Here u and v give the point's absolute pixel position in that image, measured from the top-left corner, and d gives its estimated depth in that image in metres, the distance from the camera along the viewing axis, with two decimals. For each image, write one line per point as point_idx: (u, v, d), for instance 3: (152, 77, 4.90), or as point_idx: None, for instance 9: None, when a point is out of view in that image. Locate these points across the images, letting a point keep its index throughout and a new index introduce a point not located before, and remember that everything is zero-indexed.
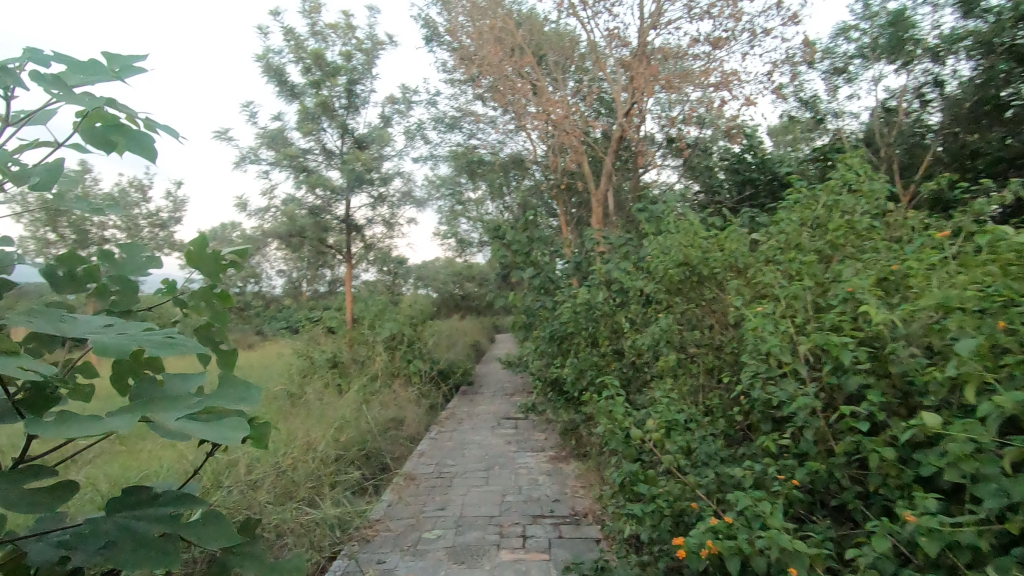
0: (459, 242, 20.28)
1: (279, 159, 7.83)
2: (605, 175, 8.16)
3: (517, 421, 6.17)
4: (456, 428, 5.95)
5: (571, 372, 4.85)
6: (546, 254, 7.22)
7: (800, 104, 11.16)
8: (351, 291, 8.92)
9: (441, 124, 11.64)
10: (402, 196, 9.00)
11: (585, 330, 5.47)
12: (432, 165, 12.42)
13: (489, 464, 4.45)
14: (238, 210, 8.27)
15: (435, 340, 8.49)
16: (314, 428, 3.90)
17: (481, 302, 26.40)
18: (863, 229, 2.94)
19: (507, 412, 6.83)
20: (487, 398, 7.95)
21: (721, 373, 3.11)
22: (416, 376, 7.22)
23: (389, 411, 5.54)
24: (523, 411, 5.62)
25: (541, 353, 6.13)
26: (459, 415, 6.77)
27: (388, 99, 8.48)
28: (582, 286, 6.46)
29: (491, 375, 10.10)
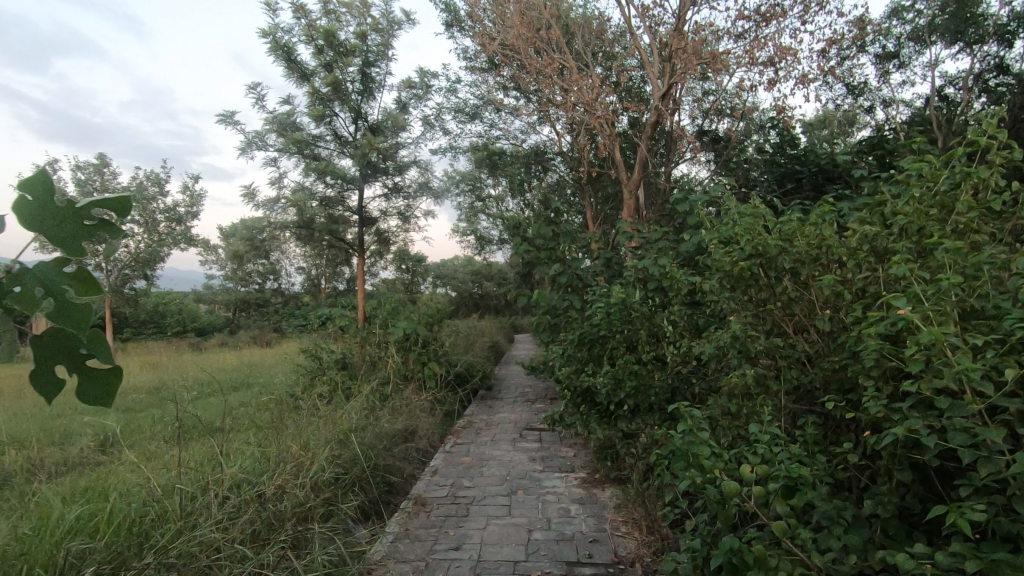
0: (479, 239, 19.75)
1: (289, 146, 7.37)
2: (638, 164, 7.52)
3: (541, 432, 5.57)
4: (474, 439, 5.37)
5: (606, 383, 4.24)
6: (574, 249, 6.60)
7: (847, 92, 10.33)
8: (363, 288, 8.40)
9: (461, 114, 11.10)
10: (418, 186, 8.45)
11: (620, 333, 4.87)
12: (452, 158, 11.90)
13: (511, 487, 3.87)
14: (245, 199, 7.83)
15: (452, 341, 7.94)
16: (310, 443, 3.37)
17: (500, 301, 25.81)
18: (1000, 211, 2.30)
19: (530, 421, 6.24)
20: (507, 405, 7.37)
21: (810, 390, 2.49)
22: (431, 380, 6.69)
23: (400, 422, 4.99)
24: (548, 423, 5.02)
25: (569, 358, 5.53)
26: (478, 423, 6.20)
27: (404, 83, 7.95)
28: (614, 284, 5.86)
29: (511, 379, 9.49)
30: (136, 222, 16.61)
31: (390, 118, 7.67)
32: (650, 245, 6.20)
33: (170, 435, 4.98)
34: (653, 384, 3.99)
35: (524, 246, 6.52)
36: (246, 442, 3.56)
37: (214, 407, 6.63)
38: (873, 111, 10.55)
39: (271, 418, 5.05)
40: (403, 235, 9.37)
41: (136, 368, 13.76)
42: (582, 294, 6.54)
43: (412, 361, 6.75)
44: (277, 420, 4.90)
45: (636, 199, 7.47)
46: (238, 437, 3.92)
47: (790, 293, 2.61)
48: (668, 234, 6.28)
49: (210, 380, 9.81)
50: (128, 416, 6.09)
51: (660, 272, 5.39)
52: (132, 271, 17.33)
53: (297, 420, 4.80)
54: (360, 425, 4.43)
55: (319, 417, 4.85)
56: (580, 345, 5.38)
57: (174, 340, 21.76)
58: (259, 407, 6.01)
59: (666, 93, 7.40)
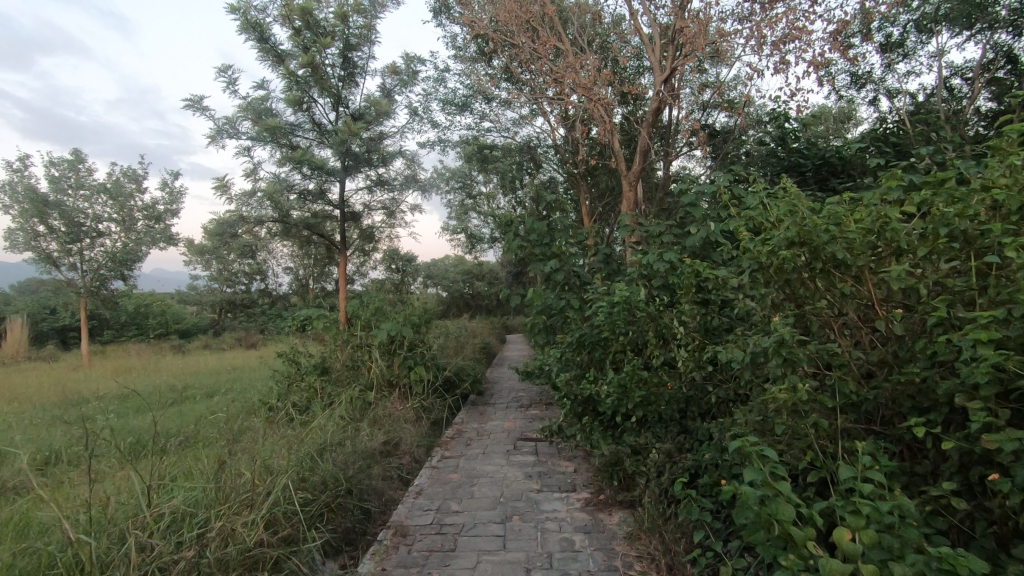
0: (469, 237, 19.28)
1: (263, 135, 6.86)
2: (637, 155, 7.07)
3: (536, 443, 5.12)
4: (463, 452, 4.90)
5: (610, 392, 3.79)
6: (571, 245, 6.13)
7: (850, 83, 9.98)
8: (345, 287, 7.90)
9: (450, 105, 10.62)
10: (404, 179, 7.96)
11: (623, 336, 4.42)
12: (441, 151, 11.41)
13: (505, 512, 3.42)
14: (217, 192, 7.31)
15: (440, 344, 7.46)
16: (267, 468, 2.91)
17: (491, 302, 25.31)
18: None
19: (524, 430, 5.79)
20: (499, 412, 6.90)
21: (875, 407, 2.05)
22: (417, 386, 6.22)
23: (380, 436, 4.51)
24: (545, 435, 4.57)
25: (566, 362, 5.08)
26: (467, 433, 5.74)
27: (388, 69, 7.46)
28: (613, 281, 5.42)
29: (503, 383, 9.02)
30: (113, 219, 16.02)
31: (372, 103, 7.17)
32: (653, 240, 5.76)
33: (125, 453, 4.48)
34: (665, 393, 3.54)
35: (517, 242, 6.07)
36: (198, 465, 3.10)
37: (182, 417, 6.13)
38: (875, 103, 10.21)
39: (237, 431, 4.57)
40: (388, 232, 8.90)
41: (111, 371, 13.20)
42: (580, 293, 6.09)
43: (397, 366, 6.27)
44: (243, 435, 4.41)
45: (636, 192, 7.04)
46: (193, 458, 3.45)
47: (844, 287, 2.17)
48: (671, 228, 5.85)
49: (185, 385, 9.29)
50: (85, 429, 5.58)
51: (666, 268, 4.96)
52: (109, 270, 16.74)
53: (265, 435, 4.33)
54: (334, 441, 3.97)
55: (291, 432, 4.37)
56: (578, 348, 4.93)
57: (155, 343, 21.15)
58: (229, 419, 5.52)
59: (668, 79, 6.96)
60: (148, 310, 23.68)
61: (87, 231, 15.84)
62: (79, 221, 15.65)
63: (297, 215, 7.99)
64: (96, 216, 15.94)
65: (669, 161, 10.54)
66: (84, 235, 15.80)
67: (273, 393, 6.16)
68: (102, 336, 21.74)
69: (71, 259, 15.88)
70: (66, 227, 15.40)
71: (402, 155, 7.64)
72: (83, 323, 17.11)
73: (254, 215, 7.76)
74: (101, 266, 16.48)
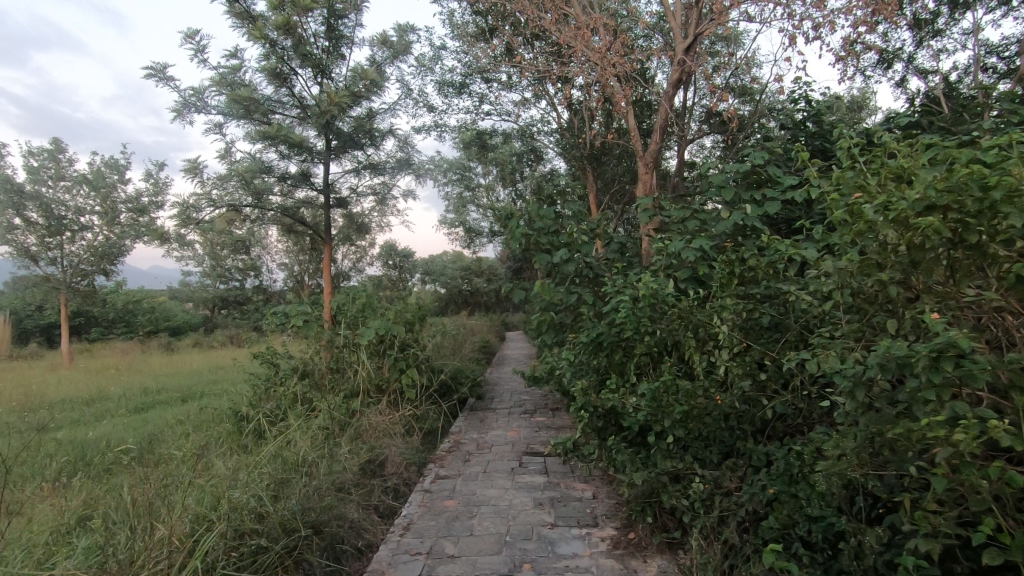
0: (468, 232, 18.64)
1: (236, 110, 6.14)
2: (656, 132, 6.34)
3: (546, 458, 4.45)
4: (461, 470, 4.23)
5: (642, 404, 3.12)
6: (582, 232, 5.44)
7: (876, 62, 9.26)
8: (332, 281, 7.20)
9: (447, 87, 9.90)
10: (398, 163, 7.27)
11: (651, 335, 3.74)
12: (438, 136, 10.68)
13: (512, 555, 2.76)
14: (188, 175, 6.63)
15: (436, 344, 6.79)
16: (201, 515, 2.34)
17: (491, 298, 24.57)
18: None
19: (530, 441, 5.12)
20: (501, 419, 6.22)
21: None
22: (409, 392, 5.54)
23: (361, 456, 3.84)
24: (558, 452, 3.90)
25: (581, 364, 4.41)
26: (466, 445, 5.06)
27: (378, 39, 6.76)
28: (632, 273, 4.73)
29: (505, 386, 8.34)
30: (96, 212, 15.24)
31: (358, 74, 6.43)
32: (678, 225, 5.06)
33: (64, 478, 3.81)
34: (713, 407, 2.89)
35: (522, 229, 5.29)
36: (125, 500, 2.51)
37: (145, 428, 5.45)
38: (905, 83, 9.51)
39: (197, 455, 3.90)
40: (381, 220, 8.26)
41: (92, 372, 12.47)
42: (593, 287, 5.40)
43: (386, 369, 5.58)
44: (203, 461, 3.74)
45: (654, 173, 6.32)
46: (128, 486, 2.84)
47: (1017, 272, 1.53)
48: (697, 213, 5.15)
49: (163, 388, 8.61)
50: (32, 443, 4.90)
51: (697, 257, 4.26)
52: (91, 266, 15.98)
53: (224, 461, 3.66)
54: (302, 469, 3.34)
55: (256, 455, 3.70)
56: (594, 350, 4.26)
57: (142, 340, 20.43)
58: (196, 434, 4.85)
59: (690, 46, 6.23)
60: (138, 307, 22.96)
61: (69, 225, 15.09)
62: (59, 213, 14.88)
63: (277, 200, 7.35)
64: (78, 208, 15.18)
65: (682, 146, 9.86)
66: (65, 228, 15.05)
67: (249, 401, 5.49)
68: (89, 334, 20.99)
69: (51, 254, 15.14)
70: (45, 219, 14.64)
71: (395, 135, 6.95)
72: (64, 321, 16.38)
73: (232, 201, 7.09)
74: (82, 260, 15.70)
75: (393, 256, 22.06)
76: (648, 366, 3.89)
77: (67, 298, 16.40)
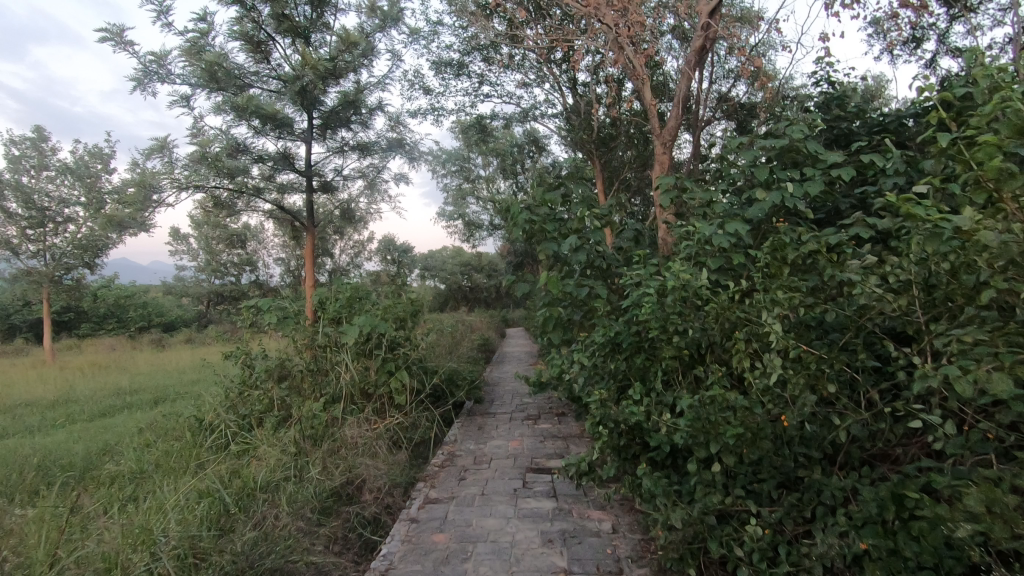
0: (467, 225, 18.01)
1: (204, 78, 5.74)
2: (676, 106, 5.67)
3: (554, 477, 3.83)
4: (455, 492, 3.63)
5: (680, 423, 2.51)
6: (594, 218, 4.82)
7: (905, 40, 8.61)
8: (316, 274, 6.57)
9: (445, 67, 9.28)
10: (388, 144, 6.65)
11: (681, 335, 3.13)
12: (435, 120, 10.04)
13: None
14: (157, 156, 6.09)
15: (430, 343, 6.17)
16: None
17: (491, 294, 23.95)
18: None
19: (534, 455, 4.50)
20: (501, 426, 5.61)
21: None
22: (398, 398, 4.92)
23: (335, 479, 3.27)
24: (570, 474, 3.28)
25: (595, 369, 3.80)
26: (462, 459, 4.46)
27: (367, 7, 6.16)
28: (654, 263, 4.11)
29: (505, 389, 7.70)
30: (80, 203, 14.55)
31: (341, 40, 5.86)
32: (703, 210, 4.42)
33: None
34: (773, 429, 2.29)
35: (525, 215, 4.67)
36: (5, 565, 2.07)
37: (102, 439, 4.85)
38: (935, 64, 8.85)
39: (142, 485, 3.34)
40: (371, 207, 7.69)
41: (73, 370, 11.82)
42: (605, 279, 4.78)
43: (372, 372, 4.97)
44: (145, 496, 3.16)
45: (671, 153, 5.65)
46: (29, 540, 2.34)
47: None
48: (724, 197, 4.51)
49: (136, 390, 7.97)
50: None
51: (731, 243, 3.64)
52: (75, 259, 15.07)
53: (169, 493, 3.09)
54: (257, 506, 2.84)
55: (210, 482, 3.15)
56: (611, 352, 3.64)
57: (130, 337, 19.78)
58: (154, 448, 4.25)
59: (716, 10, 5.56)
60: (129, 302, 22.29)
61: (52, 216, 14.44)
62: (42, 204, 14.22)
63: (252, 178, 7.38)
64: (62, 199, 14.49)
65: (696, 130, 9.22)
66: (48, 220, 14.37)
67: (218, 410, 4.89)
68: (77, 330, 20.35)
69: (33, 247, 14.46)
70: (26, 211, 14.00)
71: (386, 112, 6.33)
72: (47, 316, 15.76)
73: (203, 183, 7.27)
74: (67, 254, 15.00)
75: (391, 251, 21.42)
76: (676, 372, 3.28)
77: (51, 293, 15.74)
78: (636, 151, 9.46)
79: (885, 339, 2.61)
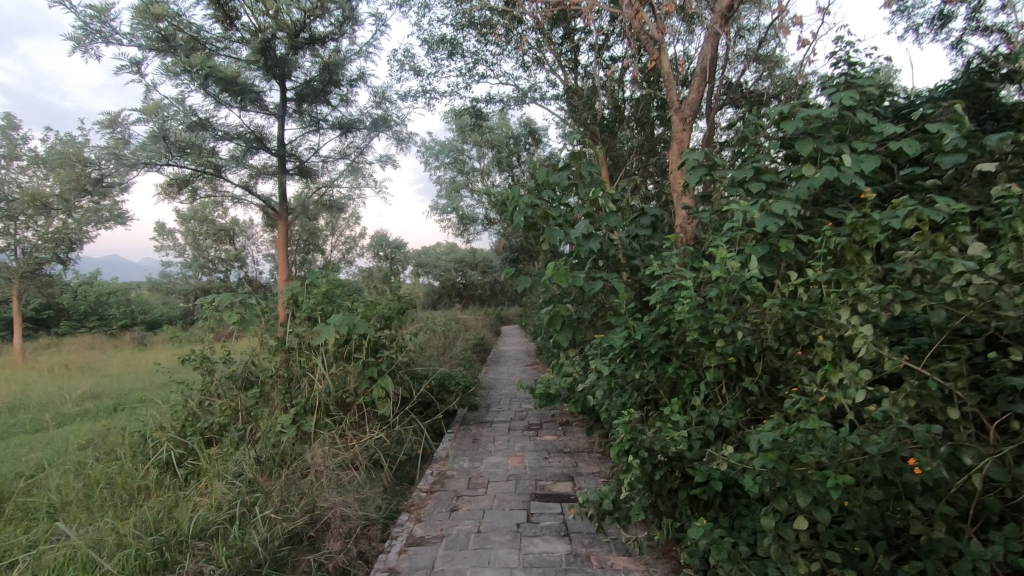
0: (461, 219, 17.34)
1: (155, 39, 6.28)
2: (699, 76, 5.00)
3: (565, 509, 3.17)
4: (446, 527, 2.98)
5: (747, 460, 1.88)
6: (608, 202, 4.18)
7: (933, 17, 7.97)
8: (289, 266, 5.91)
9: (437, 45, 8.60)
10: (374, 122, 6.01)
11: (728, 340, 2.50)
12: (427, 102, 9.33)
13: None
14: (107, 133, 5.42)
15: (419, 344, 5.52)
16: None
17: (486, 291, 23.29)
18: None
19: (539, 476, 3.86)
20: (498, 438, 4.95)
21: None
22: (380, 408, 4.26)
23: (293, 519, 2.63)
24: (590, 514, 2.64)
25: (614, 380, 3.16)
26: (455, 481, 3.82)
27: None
28: (683, 252, 3.46)
29: (503, 393, 7.05)
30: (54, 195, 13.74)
31: None
32: (736, 191, 3.77)
33: None
34: (887, 475, 1.66)
35: (526, 198, 4.05)
36: None
37: (32, 458, 4.15)
38: (963, 43, 8.19)
39: (43, 529, 2.66)
40: (352, 193, 7.07)
41: (42, 371, 11.04)
42: (619, 271, 4.14)
43: (351, 380, 4.30)
44: (40, 548, 2.46)
45: (692, 130, 4.99)
46: None
47: None
48: (758, 176, 3.88)
49: (97, 394, 7.25)
50: None
51: (779, 226, 2.99)
52: (47, 253, 14.26)
53: (69, 548, 2.41)
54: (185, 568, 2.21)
55: (129, 532, 2.48)
56: (634, 358, 3.00)
57: (110, 335, 18.95)
58: (86, 471, 3.58)
59: None
60: (110, 298, 21.42)
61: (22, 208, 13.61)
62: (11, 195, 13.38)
63: (210, 148, 7.53)
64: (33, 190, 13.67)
65: (709, 114, 8.57)
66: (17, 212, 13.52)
67: (169, 424, 4.21)
68: (57, 328, 19.53)
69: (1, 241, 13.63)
70: None
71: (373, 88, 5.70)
72: (18, 314, 14.94)
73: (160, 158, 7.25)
74: (38, 247, 14.08)
75: (383, 247, 20.90)
76: (720, 385, 2.64)
77: (22, 289, 14.87)
78: (643, 136, 8.83)
79: (1009, 346, 1.99)
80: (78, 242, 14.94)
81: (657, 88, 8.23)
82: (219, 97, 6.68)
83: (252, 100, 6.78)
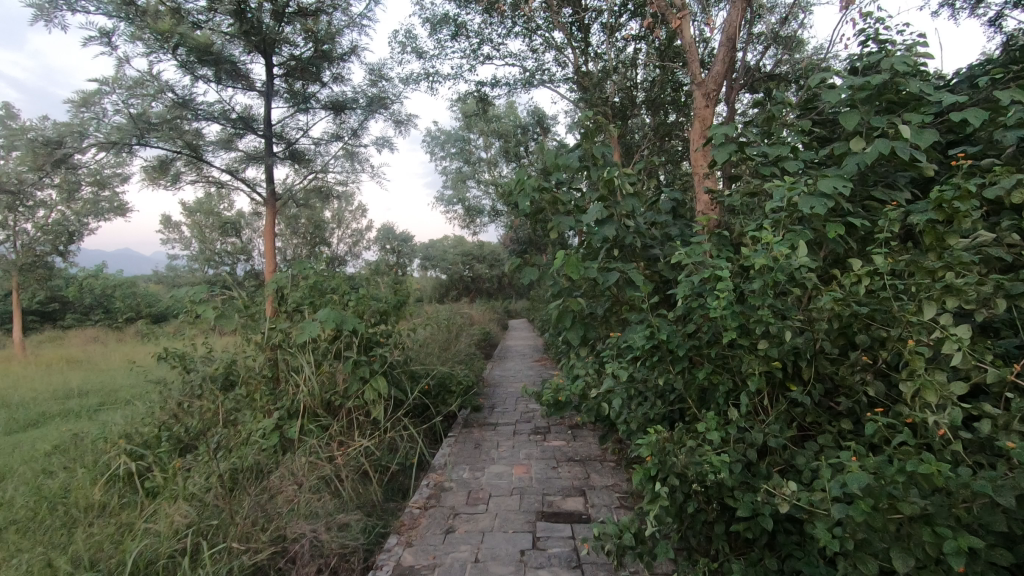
0: (468, 211, 16.91)
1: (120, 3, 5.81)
2: (725, 46, 4.53)
3: (575, 535, 2.76)
4: (438, 555, 2.58)
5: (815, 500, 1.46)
6: (624, 185, 3.75)
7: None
8: (274, 255, 5.53)
9: (441, 24, 8.17)
10: (370, 102, 5.81)
11: (772, 341, 2.10)
12: (430, 87, 8.91)
13: None
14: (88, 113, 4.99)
15: (418, 342, 5.13)
16: None
17: (494, 285, 22.88)
18: None
19: (547, 490, 3.46)
20: (502, 444, 4.55)
21: None
22: (372, 412, 3.87)
23: (259, 550, 2.25)
24: (605, 548, 2.24)
25: (633, 386, 2.74)
26: (452, 495, 3.43)
27: None
28: (714, 238, 3.02)
29: (509, 393, 6.64)
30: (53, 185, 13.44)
31: None
32: (770, 169, 3.33)
33: None
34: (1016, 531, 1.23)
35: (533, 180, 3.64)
36: None
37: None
38: (1002, 20, 7.68)
39: None
40: (347, 179, 6.73)
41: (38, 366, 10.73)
42: (637, 261, 3.72)
43: (341, 380, 3.92)
44: None
45: (716, 106, 4.53)
46: None
47: None
48: (794, 153, 3.44)
49: (86, 391, 6.95)
50: None
51: (827, 207, 2.56)
52: (47, 246, 13.96)
53: None
54: None
55: (60, 574, 2.11)
56: (656, 362, 2.58)
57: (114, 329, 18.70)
58: (44, 483, 3.23)
59: None
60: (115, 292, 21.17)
61: None
62: None
63: (192, 129, 7.27)
64: None
65: (728, 97, 8.09)
66: None
67: (141, 429, 3.86)
68: (62, 321, 19.29)
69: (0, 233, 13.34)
70: None
71: (372, 69, 5.39)
72: (20, 306, 14.67)
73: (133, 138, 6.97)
74: (38, 239, 13.78)
75: (389, 239, 20.53)
76: (764, 394, 2.21)
77: (23, 281, 14.59)
78: (656, 120, 8.41)
79: None
80: (79, 234, 14.67)
81: (672, 69, 7.76)
82: (190, 68, 6.46)
83: (231, 72, 6.68)
